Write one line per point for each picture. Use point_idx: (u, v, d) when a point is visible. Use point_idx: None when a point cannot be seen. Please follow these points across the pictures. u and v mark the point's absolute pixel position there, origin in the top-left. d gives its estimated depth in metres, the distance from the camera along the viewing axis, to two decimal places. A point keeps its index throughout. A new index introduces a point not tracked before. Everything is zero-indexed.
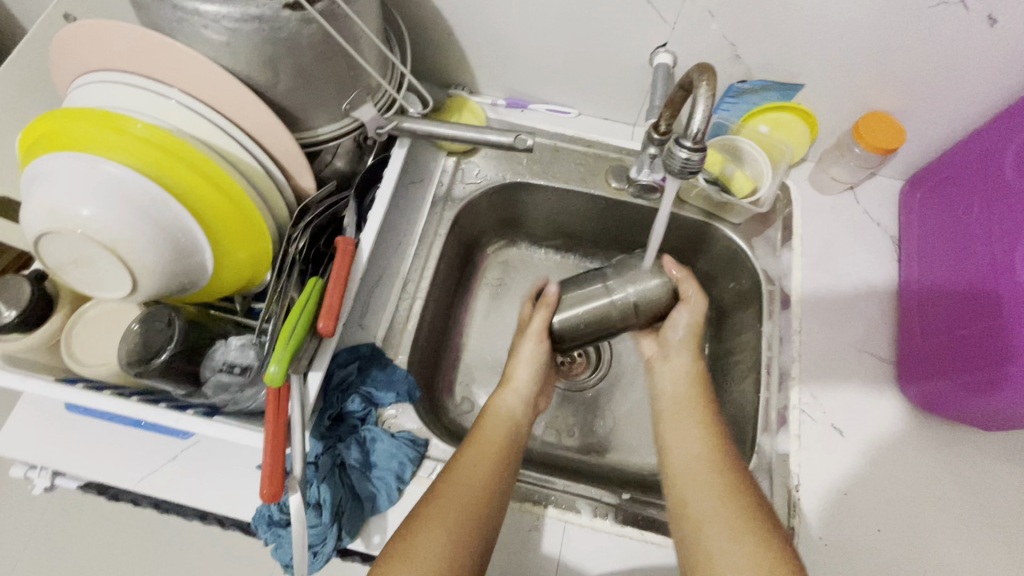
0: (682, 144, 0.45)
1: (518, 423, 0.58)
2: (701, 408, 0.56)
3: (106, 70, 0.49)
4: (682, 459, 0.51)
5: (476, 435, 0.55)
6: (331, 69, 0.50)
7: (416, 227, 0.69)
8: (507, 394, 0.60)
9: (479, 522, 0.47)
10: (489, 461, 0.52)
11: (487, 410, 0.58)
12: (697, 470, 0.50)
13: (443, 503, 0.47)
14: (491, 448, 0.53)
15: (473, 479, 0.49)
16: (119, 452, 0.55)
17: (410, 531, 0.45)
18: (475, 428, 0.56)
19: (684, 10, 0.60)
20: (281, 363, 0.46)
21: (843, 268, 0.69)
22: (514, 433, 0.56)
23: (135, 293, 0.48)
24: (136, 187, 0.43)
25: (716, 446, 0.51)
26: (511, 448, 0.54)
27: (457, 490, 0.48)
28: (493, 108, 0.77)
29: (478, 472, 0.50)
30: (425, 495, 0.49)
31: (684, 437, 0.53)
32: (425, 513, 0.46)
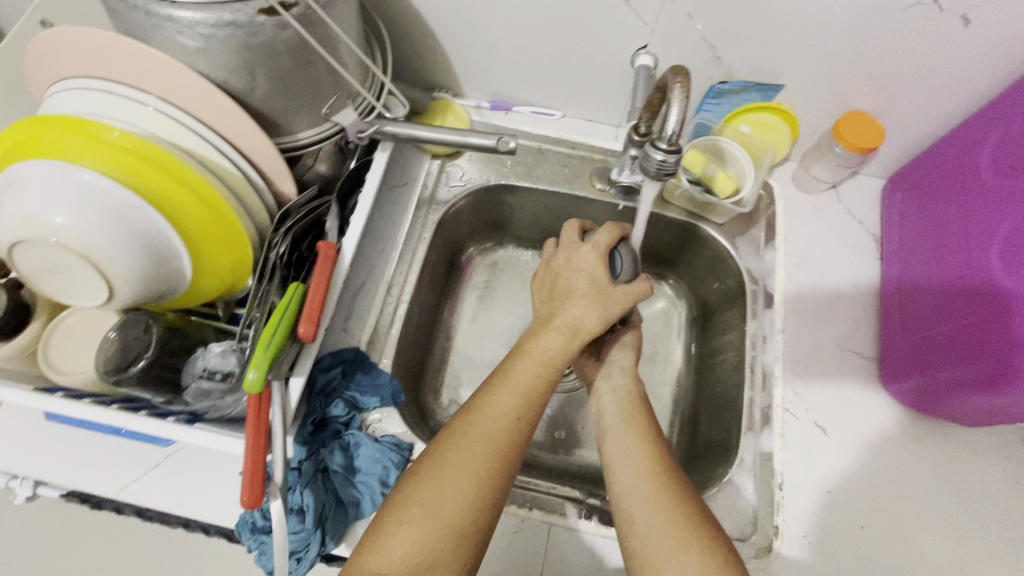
0: (658, 147, 0.45)
1: (564, 353, 0.52)
2: (647, 427, 0.53)
3: (81, 78, 0.48)
4: (625, 474, 0.49)
5: (500, 375, 0.51)
6: (309, 73, 0.50)
7: (400, 230, 0.69)
8: (554, 330, 0.52)
9: (504, 465, 0.46)
10: (523, 400, 0.49)
11: (530, 342, 0.52)
12: (639, 493, 0.48)
13: (464, 448, 0.46)
14: (525, 386, 0.50)
15: (501, 422, 0.48)
16: (99, 461, 0.54)
17: (413, 494, 0.45)
18: (509, 362, 0.52)
19: (663, 12, 0.60)
20: (259, 370, 0.46)
21: (826, 267, 0.70)
22: (558, 367, 0.51)
23: (112, 301, 0.47)
24: (112, 194, 0.43)
25: (655, 460, 0.50)
26: (549, 385, 0.51)
27: (478, 438, 0.47)
28: (477, 110, 0.77)
29: (502, 418, 0.48)
30: (444, 434, 0.48)
31: (629, 453, 0.51)
32: (437, 465, 0.46)
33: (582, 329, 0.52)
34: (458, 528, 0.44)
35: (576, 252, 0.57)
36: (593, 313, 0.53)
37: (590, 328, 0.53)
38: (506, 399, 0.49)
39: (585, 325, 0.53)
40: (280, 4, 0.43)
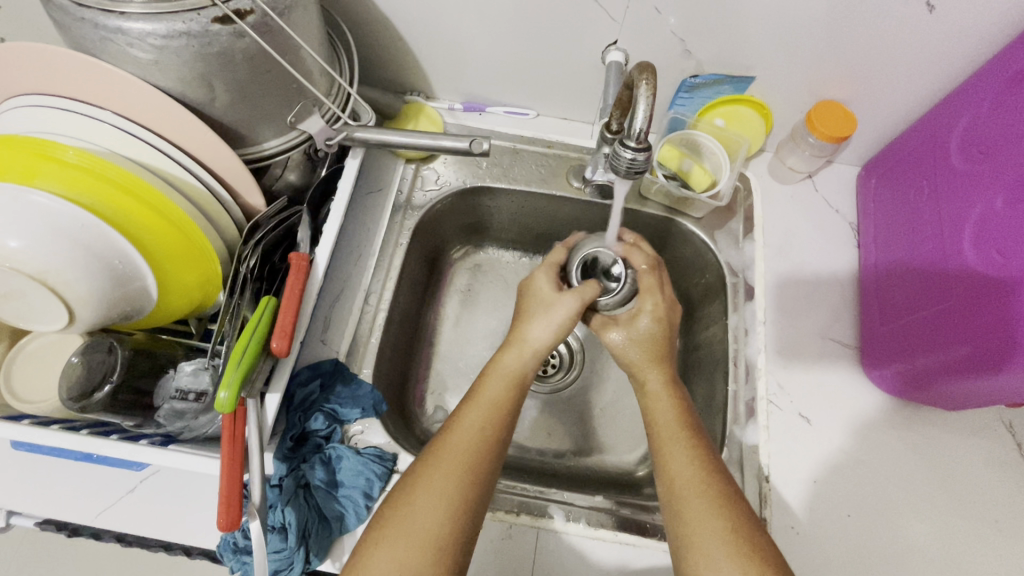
0: (626, 145, 0.45)
1: (526, 365, 0.55)
2: (691, 434, 0.50)
3: (32, 95, 0.47)
4: (670, 483, 0.47)
5: (475, 395, 0.52)
6: (271, 81, 0.48)
7: (377, 237, 0.68)
8: (519, 350, 0.55)
9: (479, 484, 0.46)
10: (494, 419, 0.50)
11: (493, 362, 0.55)
12: (687, 490, 0.46)
13: (438, 468, 0.46)
14: (495, 406, 0.51)
15: (474, 439, 0.48)
16: (69, 490, 0.53)
17: (395, 513, 0.44)
18: (477, 384, 0.53)
19: (631, 7, 0.59)
20: (231, 389, 0.44)
21: (805, 257, 0.70)
22: (524, 380, 0.54)
23: (74, 324, 0.46)
24: (64, 215, 0.41)
25: (702, 463, 0.48)
26: (518, 397, 0.53)
27: (451, 456, 0.47)
28: (450, 112, 0.76)
29: (472, 437, 0.48)
30: (418, 461, 0.48)
31: (680, 452, 0.49)
32: (413, 487, 0.46)
33: (538, 345, 0.56)
34: (438, 548, 0.43)
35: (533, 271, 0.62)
36: (547, 329, 0.56)
37: (543, 344, 0.56)
38: (475, 416, 0.50)
39: (545, 336, 0.56)
40: (234, 12, 0.42)
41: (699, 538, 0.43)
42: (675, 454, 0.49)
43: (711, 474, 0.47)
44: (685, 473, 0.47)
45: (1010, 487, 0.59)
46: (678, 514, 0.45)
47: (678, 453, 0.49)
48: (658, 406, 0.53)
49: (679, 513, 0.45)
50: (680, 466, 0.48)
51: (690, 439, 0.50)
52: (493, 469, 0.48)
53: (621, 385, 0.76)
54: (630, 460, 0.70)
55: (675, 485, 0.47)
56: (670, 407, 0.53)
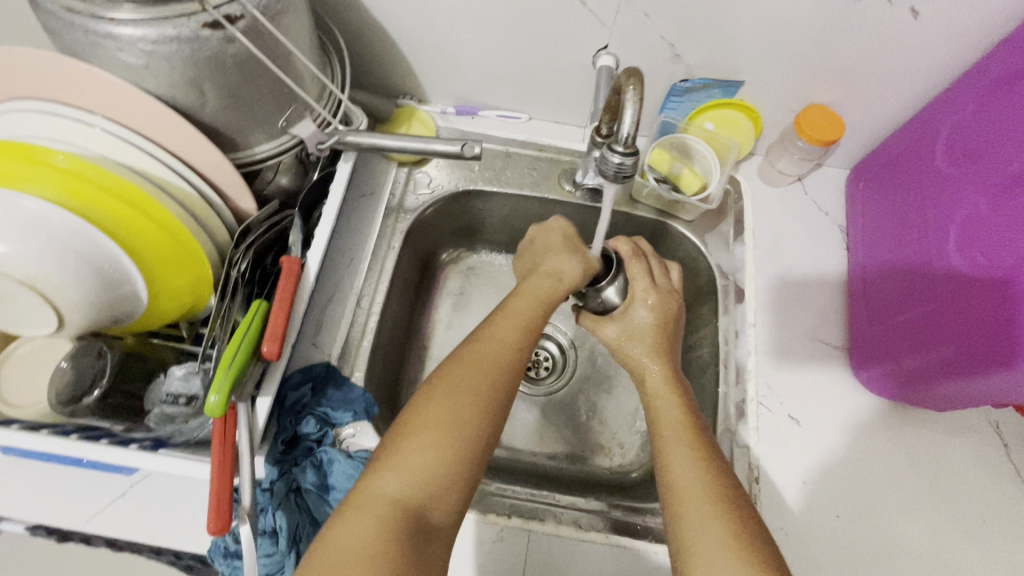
0: (614, 150, 0.45)
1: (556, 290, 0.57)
2: (695, 438, 0.49)
3: (22, 99, 0.47)
4: (673, 487, 0.46)
5: (505, 311, 0.54)
6: (262, 86, 0.49)
7: (369, 240, 0.68)
8: (541, 272, 0.58)
9: (509, 387, 0.48)
10: (519, 330, 0.52)
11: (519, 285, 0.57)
12: (691, 495, 0.45)
13: (471, 371, 0.48)
14: (519, 320, 0.53)
15: (504, 349, 0.50)
16: (59, 495, 0.52)
17: (429, 411, 0.45)
18: (505, 303, 0.55)
19: (621, 12, 0.60)
20: (220, 393, 0.44)
21: (794, 259, 0.71)
22: (550, 300, 0.56)
23: (64, 328, 0.46)
24: (55, 220, 0.41)
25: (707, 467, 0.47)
26: (542, 317, 0.55)
27: (484, 361, 0.49)
28: (443, 116, 0.76)
29: (499, 346, 0.50)
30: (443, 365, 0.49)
31: (684, 453, 0.48)
32: (440, 390, 0.46)
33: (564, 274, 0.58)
34: (465, 453, 0.44)
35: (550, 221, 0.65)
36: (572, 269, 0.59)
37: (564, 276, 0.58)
38: (505, 330, 0.52)
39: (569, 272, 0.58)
40: (225, 18, 0.42)
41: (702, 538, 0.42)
42: (678, 458, 0.48)
43: (715, 483, 0.46)
44: (688, 479, 0.46)
45: (996, 487, 0.60)
46: (681, 518, 0.44)
47: (682, 455, 0.48)
48: (663, 407, 0.53)
49: (681, 515, 0.44)
50: (682, 472, 0.47)
51: (694, 441, 0.49)
52: (516, 376, 0.50)
53: (613, 387, 0.76)
54: (621, 462, 0.71)
55: (679, 487, 0.46)
56: (670, 406, 0.53)
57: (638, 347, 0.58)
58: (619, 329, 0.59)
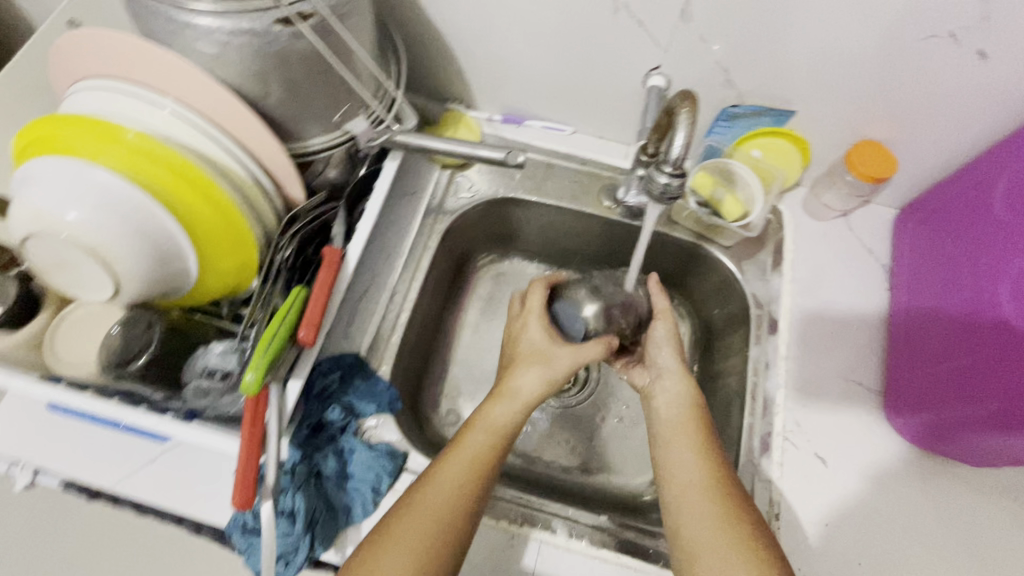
0: (662, 170, 0.45)
1: (509, 423, 0.54)
2: (699, 431, 0.54)
3: (105, 79, 0.49)
4: (677, 484, 0.50)
5: (457, 443, 0.51)
6: (323, 82, 0.51)
7: (407, 239, 0.69)
8: (502, 400, 0.55)
9: (456, 537, 0.46)
10: (473, 471, 0.49)
11: (478, 412, 0.54)
12: (691, 496, 0.49)
13: (414, 521, 0.45)
14: (476, 464, 0.50)
15: (451, 494, 0.47)
16: (95, 453, 0.55)
17: (367, 561, 0.44)
18: (462, 433, 0.53)
19: (677, 35, 0.60)
20: (257, 372, 0.47)
21: (833, 296, 0.69)
22: (505, 436, 0.53)
23: (118, 297, 0.48)
24: (121, 193, 0.43)
25: (715, 470, 0.50)
26: (500, 456, 0.52)
27: (428, 505, 0.46)
28: (489, 123, 0.77)
29: (452, 493, 0.47)
30: (392, 513, 0.47)
31: (687, 454, 0.52)
32: (390, 535, 0.45)
33: (527, 391, 0.56)
34: None
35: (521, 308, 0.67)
36: (539, 376, 0.57)
37: (529, 395, 0.56)
38: (456, 470, 0.49)
39: (533, 389, 0.56)
40: (297, 14, 0.45)
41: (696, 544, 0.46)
42: (683, 457, 0.51)
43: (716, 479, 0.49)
44: (688, 475, 0.50)
45: None
46: (684, 516, 0.48)
47: (686, 453, 0.52)
48: (670, 396, 0.58)
49: (680, 518, 0.48)
50: (684, 472, 0.50)
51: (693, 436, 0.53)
52: (472, 524, 0.48)
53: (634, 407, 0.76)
54: (637, 484, 0.70)
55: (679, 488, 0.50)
56: (683, 393, 0.58)
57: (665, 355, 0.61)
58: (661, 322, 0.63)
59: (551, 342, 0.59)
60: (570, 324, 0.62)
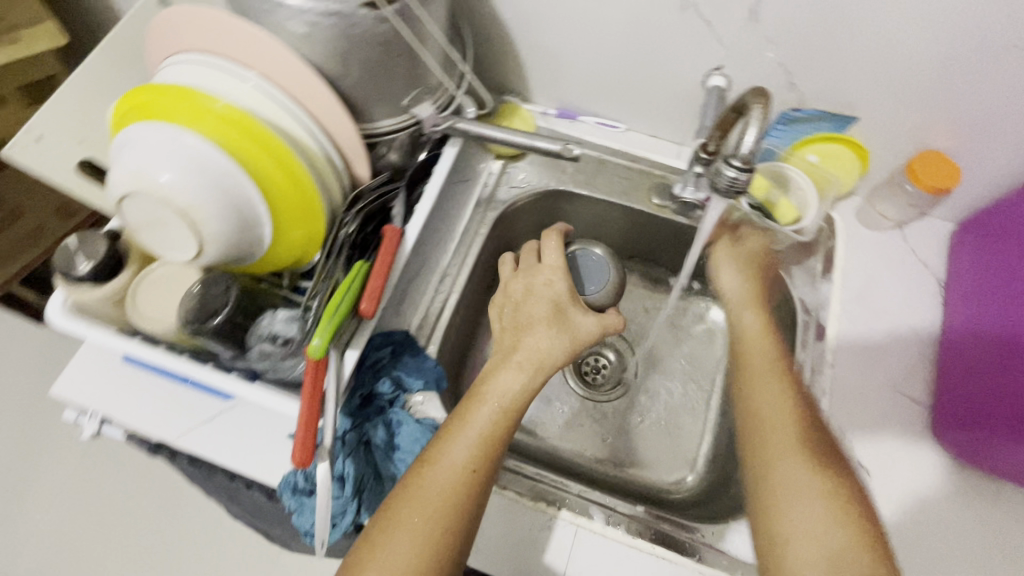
0: (730, 164, 0.46)
1: (516, 393, 0.51)
2: (775, 365, 0.56)
3: (196, 52, 0.52)
4: (760, 413, 0.52)
5: (462, 416, 0.50)
6: (398, 66, 0.53)
7: (460, 225, 0.72)
8: (509, 366, 0.53)
9: (463, 516, 0.45)
10: (478, 448, 0.48)
11: (484, 381, 0.53)
12: (769, 417, 0.51)
13: (418, 502, 0.45)
14: (480, 440, 0.48)
15: (455, 473, 0.46)
16: (162, 405, 0.58)
17: (372, 543, 0.44)
18: (468, 405, 0.51)
19: (743, 35, 0.60)
20: (323, 337, 0.49)
21: (883, 307, 0.68)
22: (513, 406, 0.51)
23: (198, 258, 0.51)
24: (211, 159, 0.46)
25: (793, 404, 0.52)
26: (507, 429, 0.50)
27: (431, 486, 0.46)
28: (543, 116, 0.79)
29: (456, 472, 0.46)
30: (396, 492, 0.46)
31: (770, 385, 0.54)
32: (394, 517, 0.44)
33: (543, 361, 0.53)
34: None
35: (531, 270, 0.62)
36: (560, 342, 0.54)
37: (541, 363, 0.53)
38: (460, 448, 0.47)
39: (547, 356, 0.54)
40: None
41: (769, 463, 0.48)
42: (766, 391, 0.53)
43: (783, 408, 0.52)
44: (771, 403, 0.52)
45: None
46: (762, 438, 0.50)
47: (767, 384, 0.54)
48: (746, 327, 0.61)
49: (762, 443, 0.50)
50: (760, 400, 0.53)
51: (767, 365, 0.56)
52: (479, 501, 0.46)
53: (671, 405, 0.76)
54: (670, 481, 0.71)
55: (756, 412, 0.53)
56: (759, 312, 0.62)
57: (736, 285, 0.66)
58: (732, 253, 0.68)
59: (573, 305, 0.58)
60: (587, 279, 0.66)
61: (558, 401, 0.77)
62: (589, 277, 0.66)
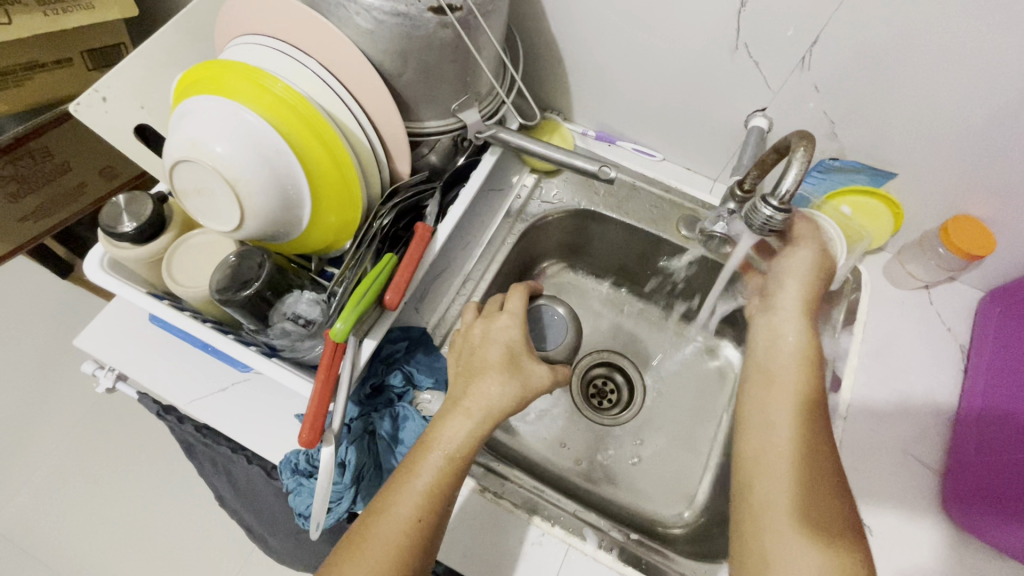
0: (768, 203, 0.46)
1: (460, 444, 0.50)
2: (805, 366, 0.56)
3: (261, 35, 0.54)
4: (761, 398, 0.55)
5: (408, 467, 0.49)
6: (452, 70, 0.55)
7: (487, 232, 0.73)
8: (457, 416, 0.51)
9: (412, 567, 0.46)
10: (423, 500, 0.48)
11: (430, 429, 0.51)
12: (775, 403, 0.54)
13: (365, 555, 0.45)
14: (422, 494, 0.48)
15: (398, 528, 0.46)
16: (178, 370, 0.59)
17: None
18: (416, 454, 0.50)
19: (791, 80, 0.61)
20: (347, 323, 0.50)
21: (902, 365, 0.67)
22: (460, 456, 0.50)
23: (237, 230, 0.52)
24: (266, 137, 0.48)
25: (808, 398, 0.54)
26: (455, 479, 0.49)
27: (375, 541, 0.46)
28: (583, 136, 0.80)
29: (402, 527, 0.46)
30: (342, 544, 0.47)
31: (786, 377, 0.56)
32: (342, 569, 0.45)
33: (492, 408, 0.51)
34: None
35: (492, 317, 0.59)
36: (511, 391, 0.53)
37: (491, 413, 0.51)
38: (405, 502, 0.47)
39: (497, 406, 0.52)
40: (448, 6, 0.49)
41: (766, 431, 0.53)
42: (777, 372, 0.56)
43: (813, 404, 0.53)
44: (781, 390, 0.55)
45: None
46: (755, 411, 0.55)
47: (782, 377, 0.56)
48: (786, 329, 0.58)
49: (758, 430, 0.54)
50: (782, 390, 0.55)
51: (810, 361, 0.56)
52: (427, 548, 0.47)
53: (673, 437, 0.76)
54: (666, 515, 0.70)
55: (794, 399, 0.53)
56: (809, 295, 0.59)
57: (803, 259, 0.59)
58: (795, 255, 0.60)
59: (528, 353, 0.57)
60: (547, 336, 0.67)
61: (562, 418, 0.77)
62: (549, 337, 0.67)
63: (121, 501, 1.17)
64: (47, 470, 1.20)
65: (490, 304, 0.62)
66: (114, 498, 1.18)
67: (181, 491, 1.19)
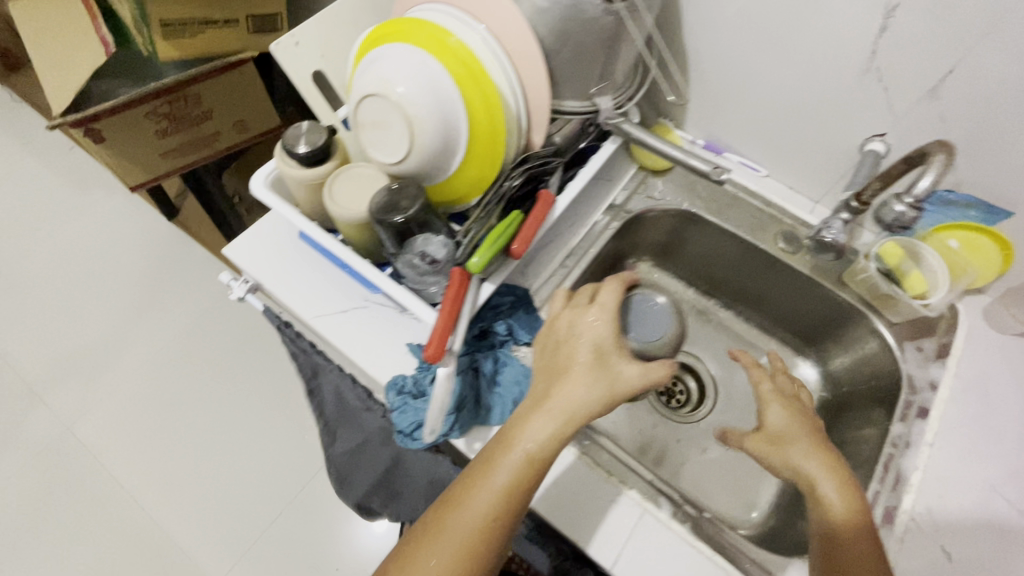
0: (900, 201, 0.53)
1: (543, 444, 0.51)
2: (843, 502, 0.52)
3: (442, 5, 0.61)
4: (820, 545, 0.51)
5: (488, 462, 0.51)
6: (602, 53, 0.60)
7: (593, 216, 0.77)
8: (541, 415, 0.52)
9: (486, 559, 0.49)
10: (501, 498, 0.49)
11: (514, 425, 0.52)
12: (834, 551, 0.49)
13: (439, 547, 0.48)
14: (500, 490, 0.49)
15: (476, 523, 0.49)
16: (309, 288, 0.66)
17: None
18: (497, 448, 0.52)
19: (917, 108, 0.64)
20: (483, 257, 0.57)
21: (1003, 405, 0.66)
22: (541, 459, 0.51)
23: (396, 165, 0.59)
24: (444, 88, 0.55)
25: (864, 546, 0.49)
26: (535, 481, 0.51)
27: (454, 532, 0.48)
28: (691, 144, 0.84)
29: (478, 523, 0.49)
30: (420, 530, 0.50)
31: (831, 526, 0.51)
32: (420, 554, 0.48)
33: (576, 413, 0.52)
34: None
35: (583, 312, 0.60)
36: (597, 393, 0.53)
37: (577, 414, 0.52)
38: (483, 499, 0.49)
39: (584, 408, 0.52)
40: None
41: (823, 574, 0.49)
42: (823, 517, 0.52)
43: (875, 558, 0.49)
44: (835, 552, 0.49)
45: None
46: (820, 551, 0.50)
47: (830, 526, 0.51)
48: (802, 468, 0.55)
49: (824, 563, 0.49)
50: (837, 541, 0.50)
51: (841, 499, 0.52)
52: (501, 540, 0.50)
53: None
54: (733, 514, 0.72)
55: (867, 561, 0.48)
56: (823, 450, 0.55)
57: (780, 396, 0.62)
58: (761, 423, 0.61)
59: (617, 352, 0.57)
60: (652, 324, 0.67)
61: (637, 406, 0.80)
62: (654, 321, 0.67)
63: (204, 421, 1.32)
64: (146, 383, 1.36)
65: (579, 295, 0.63)
66: (203, 420, 1.32)
67: (257, 421, 1.32)
